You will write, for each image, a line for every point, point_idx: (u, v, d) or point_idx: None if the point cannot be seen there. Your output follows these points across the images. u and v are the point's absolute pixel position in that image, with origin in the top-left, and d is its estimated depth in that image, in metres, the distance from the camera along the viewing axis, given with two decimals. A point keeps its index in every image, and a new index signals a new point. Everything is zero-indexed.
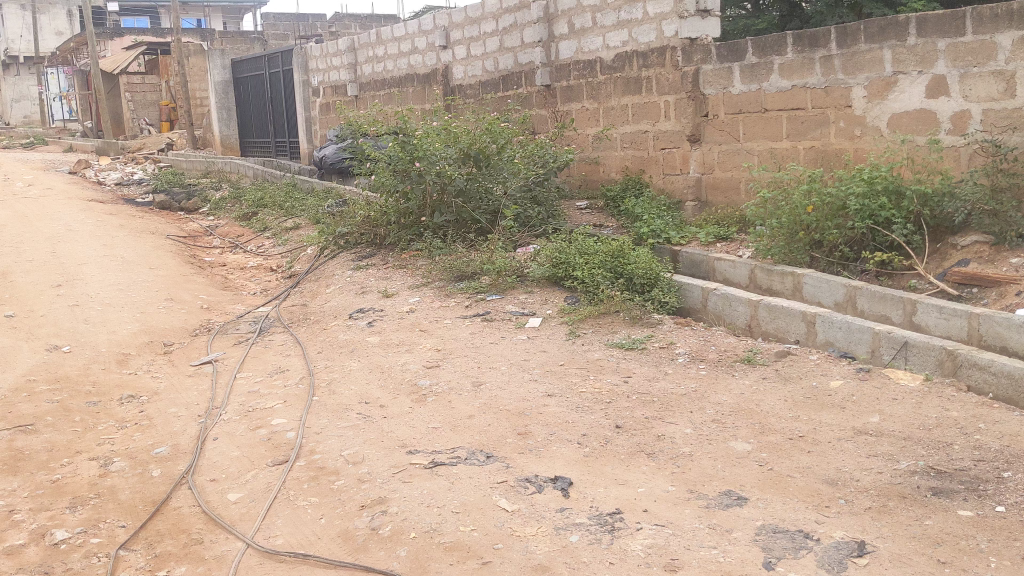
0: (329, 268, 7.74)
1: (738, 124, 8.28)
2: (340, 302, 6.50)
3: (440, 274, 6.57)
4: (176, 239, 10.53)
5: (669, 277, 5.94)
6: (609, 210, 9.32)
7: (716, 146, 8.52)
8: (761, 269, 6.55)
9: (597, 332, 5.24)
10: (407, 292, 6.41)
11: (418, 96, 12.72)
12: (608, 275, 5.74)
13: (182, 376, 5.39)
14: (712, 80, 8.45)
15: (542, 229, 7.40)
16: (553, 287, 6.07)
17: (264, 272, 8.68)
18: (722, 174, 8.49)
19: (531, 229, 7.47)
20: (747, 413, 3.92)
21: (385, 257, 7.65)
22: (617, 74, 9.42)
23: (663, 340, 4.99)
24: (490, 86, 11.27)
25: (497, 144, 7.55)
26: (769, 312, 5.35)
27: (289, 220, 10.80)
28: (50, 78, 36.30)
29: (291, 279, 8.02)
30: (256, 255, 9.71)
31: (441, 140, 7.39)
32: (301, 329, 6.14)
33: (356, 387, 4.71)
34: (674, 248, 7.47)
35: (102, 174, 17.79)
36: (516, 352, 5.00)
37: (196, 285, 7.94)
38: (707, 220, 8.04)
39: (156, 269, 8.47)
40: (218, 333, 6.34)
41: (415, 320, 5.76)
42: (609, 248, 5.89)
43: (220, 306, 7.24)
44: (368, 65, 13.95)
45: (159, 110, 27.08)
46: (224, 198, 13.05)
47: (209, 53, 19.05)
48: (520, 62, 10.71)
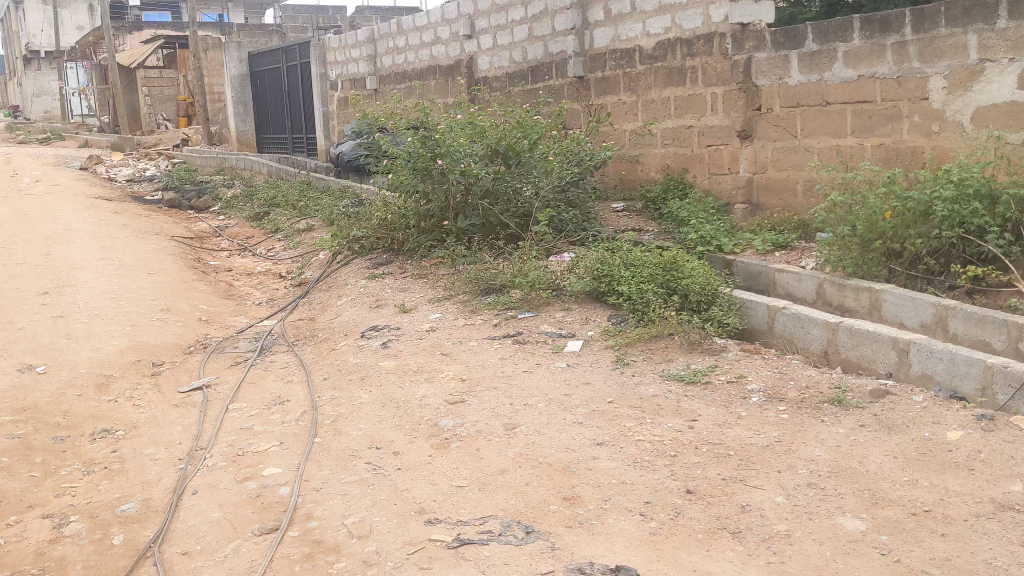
0: (342, 277, 7.00)
1: (795, 119, 7.48)
2: (351, 318, 5.76)
3: (465, 286, 5.82)
4: (182, 240, 9.83)
5: (728, 294, 5.16)
6: (648, 212, 8.55)
7: (770, 143, 7.71)
8: (830, 283, 5.74)
9: (650, 360, 4.46)
10: (428, 307, 5.66)
11: (441, 89, 11.98)
12: (660, 292, 4.97)
13: (167, 406, 4.66)
14: (766, 70, 7.65)
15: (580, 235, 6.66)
16: (594, 304, 5.30)
17: (272, 279, 7.96)
18: (777, 174, 7.68)
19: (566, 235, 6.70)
20: (850, 475, 3.14)
21: (403, 264, 6.90)
22: (658, 64, 8.64)
23: (730, 373, 4.21)
24: (518, 78, 10.50)
25: (529, 139, 6.69)
26: (851, 337, 4.56)
27: (302, 221, 10.07)
28: (70, 73, 35.92)
29: (300, 288, 7.29)
30: (266, 259, 9.00)
31: (467, 134, 6.64)
32: (307, 348, 5.41)
33: (366, 426, 3.96)
34: (727, 256, 6.67)
35: (113, 171, 17.17)
36: (555, 385, 4.24)
37: (196, 293, 7.22)
38: (761, 225, 7.24)
39: (154, 275, 7.77)
40: (214, 351, 5.62)
41: (436, 341, 5.00)
42: (660, 260, 5.12)
43: (219, 318, 6.51)
44: (388, 57, 13.23)
45: (176, 106, 26.50)
46: (236, 196, 12.36)
47: (225, 45, 18.41)
48: (550, 52, 9.94)
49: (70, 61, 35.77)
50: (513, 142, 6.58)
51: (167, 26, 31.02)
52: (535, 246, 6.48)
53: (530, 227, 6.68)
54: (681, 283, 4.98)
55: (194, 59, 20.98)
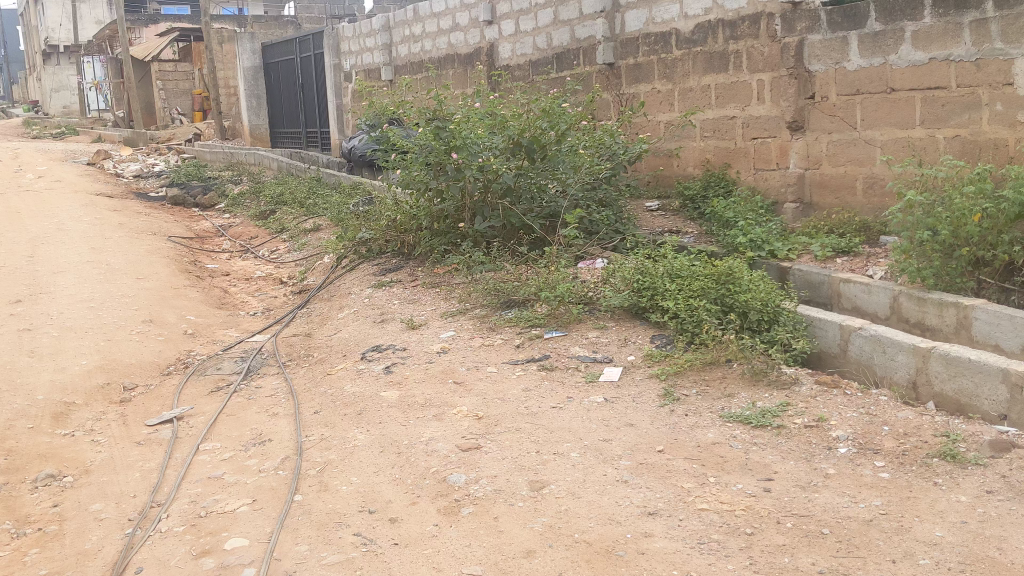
0: (346, 284, 6.25)
1: (854, 108, 6.66)
2: (353, 335, 5.02)
3: (483, 298, 5.07)
4: (180, 240, 9.14)
5: (793, 311, 4.39)
6: (687, 211, 7.77)
7: (825, 135, 6.90)
8: (907, 296, 4.93)
9: (706, 395, 3.69)
10: (441, 322, 4.91)
11: (460, 80, 11.22)
12: (714, 310, 4.20)
13: (129, 444, 3.94)
14: (821, 53, 6.83)
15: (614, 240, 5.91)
16: (634, 321, 4.54)
17: (272, 285, 7.24)
18: (832, 170, 6.87)
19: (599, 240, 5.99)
20: (991, 569, 2.36)
21: (414, 270, 6.16)
22: (698, 49, 7.87)
23: (808, 414, 3.43)
24: (543, 66, 9.73)
25: (556, 130, 5.89)
26: (948, 367, 3.75)
27: (310, 221, 9.35)
28: (88, 68, 35.45)
29: (301, 296, 6.56)
30: (268, 262, 8.30)
31: (486, 125, 5.88)
32: (299, 371, 4.67)
33: (360, 480, 3.21)
34: (782, 263, 5.86)
35: (120, 167, 16.54)
36: (592, 426, 3.48)
37: (185, 302, 6.51)
38: (817, 227, 6.43)
39: (142, 280, 7.07)
40: (194, 372, 4.89)
41: (449, 365, 4.25)
42: (714, 272, 4.35)
43: (208, 332, 5.79)
44: (404, 45, 12.49)
45: (192, 100, 25.90)
46: (243, 193, 11.67)
47: (237, 36, 17.75)
48: (577, 37, 9.17)
49: (88, 56, 35.29)
50: (538, 133, 5.80)
51: (184, 19, 30.44)
52: (563, 252, 5.72)
53: (557, 230, 5.91)
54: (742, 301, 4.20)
55: (208, 51, 20.34)
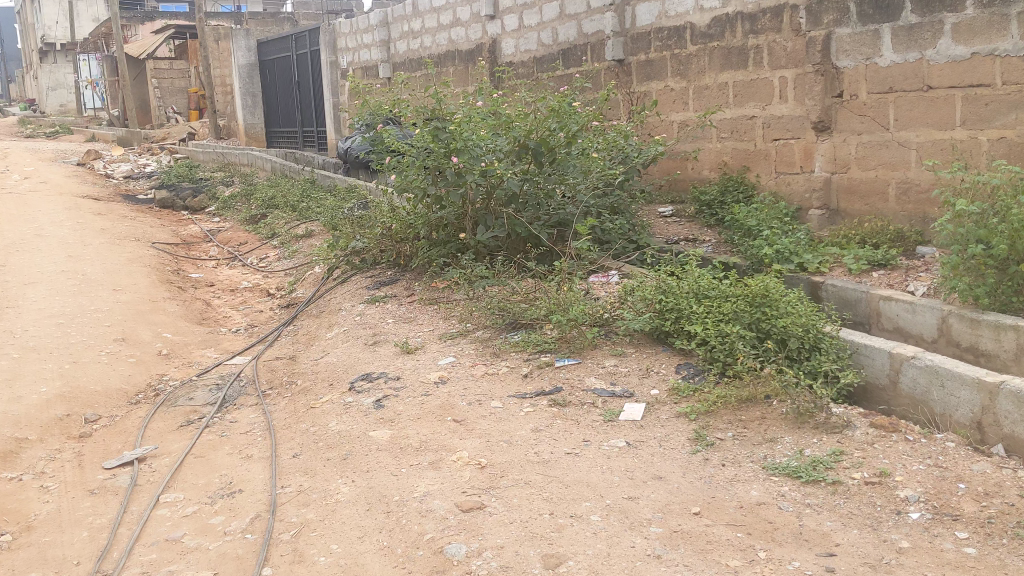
0: (336, 299, 5.75)
1: (886, 108, 6.16)
2: (341, 359, 4.52)
3: (486, 318, 4.57)
4: (164, 247, 8.63)
5: (837, 337, 3.89)
6: (703, 218, 7.27)
7: (854, 135, 6.39)
8: (958, 316, 4.41)
9: (744, 441, 3.19)
10: (439, 346, 4.41)
11: (461, 77, 10.72)
12: (749, 337, 3.69)
13: (81, 493, 3.44)
14: (850, 48, 6.33)
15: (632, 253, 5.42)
16: (657, 347, 4.04)
17: (258, 297, 6.74)
18: (861, 174, 6.37)
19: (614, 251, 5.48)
20: None
21: (410, 283, 5.66)
22: (714, 43, 7.37)
23: (866, 467, 2.93)
24: (548, 63, 9.22)
25: (565, 131, 5.34)
26: (1018, 407, 3.20)
27: (302, 226, 8.85)
28: (83, 66, 34.92)
29: (288, 311, 6.06)
30: (256, 270, 7.80)
31: (489, 125, 5.37)
32: (280, 403, 4.17)
33: (341, 549, 2.71)
34: (813, 276, 5.35)
35: (111, 167, 16.04)
36: (614, 478, 2.98)
37: (162, 317, 6.00)
38: (847, 236, 5.93)
39: (118, 292, 6.56)
40: (164, 402, 4.39)
41: (448, 399, 3.75)
42: (749, 293, 3.84)
43: (184, 353, 5.30)
44: (402, 42, 11.98)
45: (188, 99, 25.35)
46: (234, 195, 11.16)
47: (232, 33, 17.24)
48: (584, 32, 8.67)
49: (84, 53, 34.73)
50: (545, 135, 5.29)
51: (180, 15, 29.86)
52: (573, 265, 5.22)
53: (566, 240, 5.41)
54: (781, 327, 3.70)
55: (202, 48, 19.82)
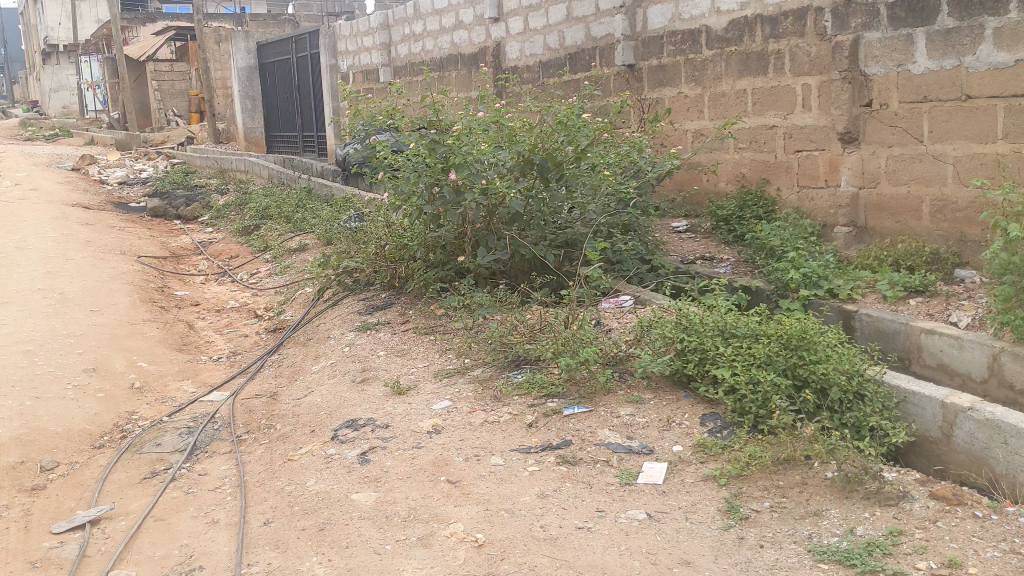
0: (325, 325, 5.31)
1: (920, 119, 5.71)
2: (326, 399, 4.07)
3: (486, 353, 4.13)
4: (150, 261, 8.21)
5: (883, 383, 3.45)
6: (720, 234, 6.82)
7: (884, 148, 5.95)
8: (1012, 355, 3.95)
9: (783, 514, 2.75)
10: (434, 385, 3.96)
11: (463, 83, 10.28)
12: (786, 386, 3.26)
13: (20, 565, 3.00)
14: (880, 54, 5.88)
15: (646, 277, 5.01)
16: (679, 391, 3.60)
17: (245, 319, 6.31)
18: (891, 190, 5.92)
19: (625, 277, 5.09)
20: None
21: (405, 308, 5.23)
22: (731, 48, 6.94)
23: (931, 553, 2.48)
24: (555, 68, 8.78)
25: (575, 144, 4.89)
26: None
27: (296, 239, 8.40)
28: (85, 67, 34.57)
29: (274, 337, 5.63)
30: (246, 288, 7.37)
31: (492, 138, 4.93)
32: (256, 453, 3.73)
33: None
34: (845, 303, 4.90)
35: (106, 172, 15.63)
36: (633, 564, 2.53)
37: (139, 344, 5.56)
38: (879, 258, 5.48)
39: (95, 314, 6.13)
40: (128, 448, 3.95)
41: (442, 454, 3.31)
42: (784, 334, 3.40)
43: (159, 385, 4.86)
44: (404, 45, 11.55)
45: (188, 101, 24.92)
46: (227, 204, 10.73)
47: (231, 35, 16.84)
48: (593, 35, 8.23)
49: (85, 54, 34.32)
50: (552, 150, 4.83)
51: (181, 16, 29.44)
52: (583, 292, 4.78)
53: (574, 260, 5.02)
54: (822, 377, 3.24)
55: (201, 50, 19.40)
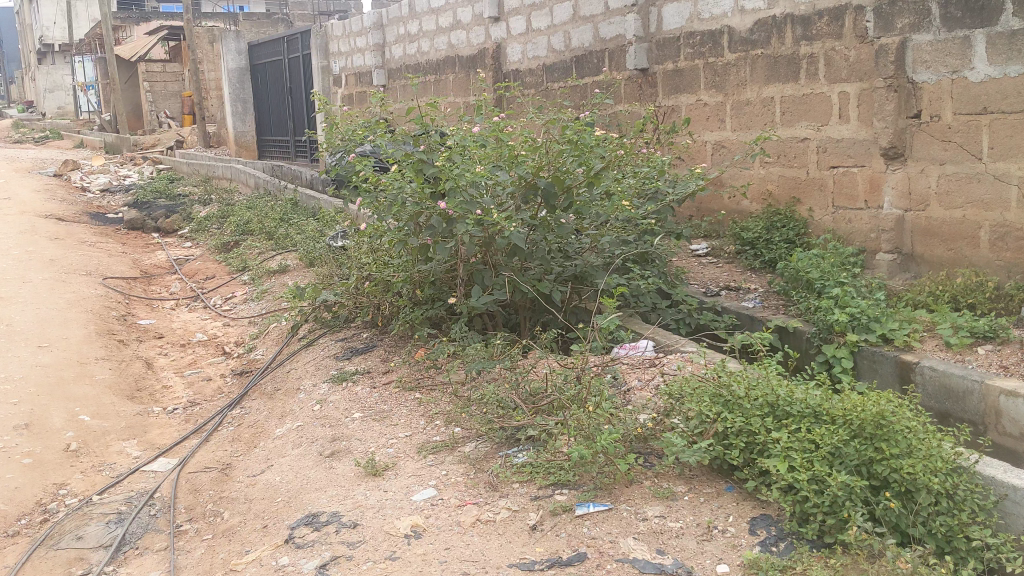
0: (296, 372, 4.59)
1: (978, 133, 4.99)
2: (285, 478, 3.36)
3: (478, 421, 3.42)
4: (117, 284, 7.50)
5: (979, 479, 2.72)
6: (745, 259, 6.11)
7: (936, 165, 5.23)
8: None
9: None
10: (416, 463, 3.24)
11: (461, 87, 9.56)
12: (861, 488, 2.55)
13: None
14: (930, 59, 5.16)
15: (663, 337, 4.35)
16: (720, 482, 2.88)
17: (212, 356, 5.60)
18: (943, 213, 5.21)
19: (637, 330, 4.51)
20: None
21: (388, 352, 4.51)
22: (757, 52, 6.24)
23: None
24: (560, 72, 8.08)
25: (586, 165, 4.17)
26: None
27: (277, 259, 7.69)
28: (78, 67, 33.87)
29: (240, 383, 4.91)
30: (218, 316, 6.65)
31: (488, 156, 4.21)
32: (194, 554, 3.01)
33: None
34: (901, 350, 4.17)
35: (88, 179, 14.92)
36: None
37: (85, 390, 4.85)
38: (934, 294, 4.76)
39: (40, 351, 5.42)
40: (43, 540, 3.24)
41: (421, 570, 2.59)
42: (856, 419, 2.69)
43: (99, 447, 4.15)
44: (398, 46, 10.85)
45: (181, 103, 24.19)
46: (209, 216, 10.03)
47: (221, 35, 16.15)
48: (601, 36, 7.53)
49: (79, 54, 33.57)
50: (560, 172, 4.11)
51: (175, 16, 28.73)
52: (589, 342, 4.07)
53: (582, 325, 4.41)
54: (909, 479, 2.54)
55: (192, 51, 18.71)
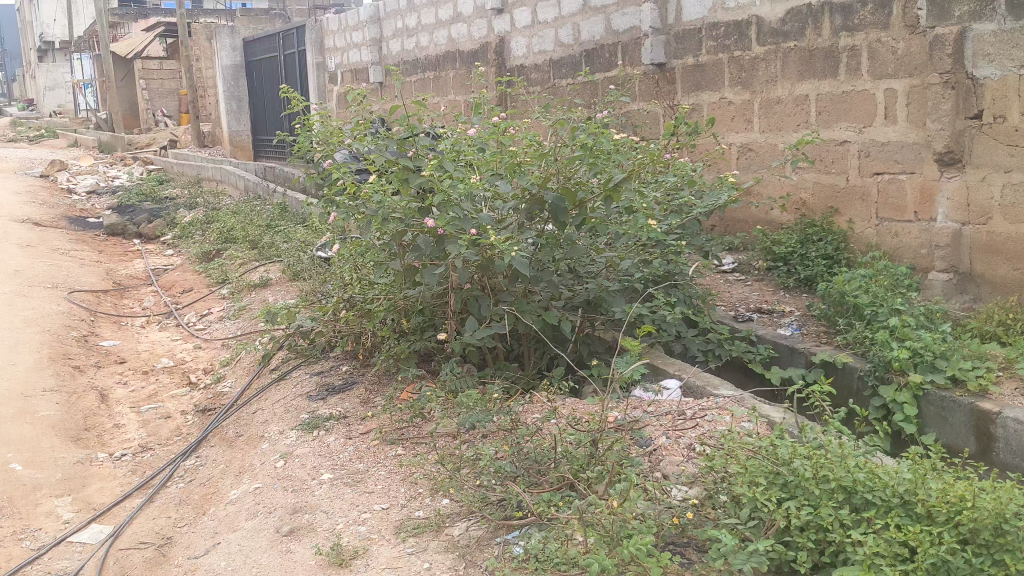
0: (262, 415, 3.92)
1: None
2: (232, 565, 2.71)
3: (471, 491, 2.76)
4: (84, 298, 6.86)
5: None
6: (777, 276, 5.46)
7: (1000, 173, 4.56)
8: None
9: None
10: (392, 550, 2.58)
11: (462, 85, 8.92)
12: None
13: None
14: (995, 51, 4.47)
15: (691, 380, 3.72)
16: None
17: (176, 387, 4.95)
18: (1009, 227, 4.55)
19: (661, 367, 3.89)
20: None
21: (369, 392, 3.86)
22: (789, 44, 5.59)
23: None
24: (568, 68, 7.41)
25: (602, 175, 3.51)
26: None
27: (259, 271, 7.04)
28: (75, 65, 33.26)
29: (200, 423, 4.26)
30: (190, 336, 6.01)
31: (486, 163, 3.55)
32: None
33: None
34: (973, 395, 3.51)
35: (74, 181, 14.30)
36: None
37: (22, 430, 4.20)
38: (1005, 323, 4.09)
39: None
40: None
41: None
42: (964, 518, 2.06)
43: (24, 507, 3.49)
44: (396, 41, 10.21)
45: (179, 101, 23.55)
46: (193, 222, 9.39)
47: (214, 31, 15.51)
48: (614, 28, 6.87)
49: (77, 52, 32.93)
50: (571, 184, 3.46)
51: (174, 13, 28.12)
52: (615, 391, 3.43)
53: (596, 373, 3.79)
54: None
55: (186, 48, 18.09)
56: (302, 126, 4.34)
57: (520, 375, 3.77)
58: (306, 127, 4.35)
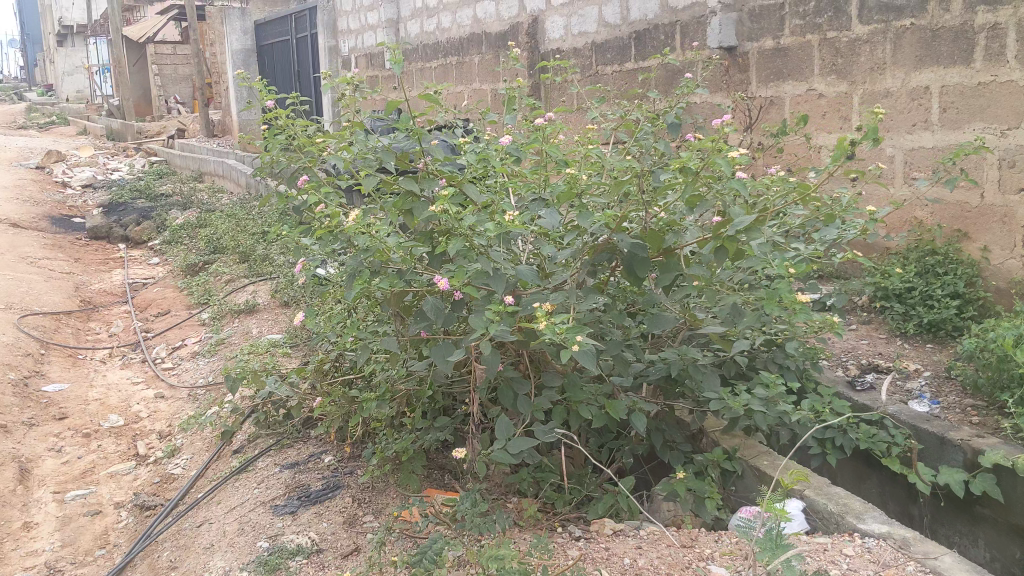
0: (207, 534, 2.82)
1: None
2: None
3: None
4: (38, 322, 5.79)
5: None
6: (891, 319, 4.21)
7: None
8: None
9: None
10: None
11: (489, 72, 7.77)
12: None
13: None
14: None
15: (819, 507, 2.60)
16: None
17: (120, 461, 3.86)
18: None
19: (770, 476, 2.77)
20: None
21: (357, 506, 2.73)
22: (902, 21, 4.35)
23: None
24: (614, 52, 6.25)
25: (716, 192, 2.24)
26: None
27: (247, 291, 5.95)
28: (90, 49, 32.33)
29: (133, 530, 3.17)
30: (155, 380, 4.93)
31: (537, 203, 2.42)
32: None
33: None
34: None
35: (70, 174, 13.28)
36: None
37: None
38: None
39: None
40: None
41: None
42: None
43: None
44: (414, 22, 9.06)
45: (192, 87, 22.51)
46: (184, 225, 8.30)
47: (224, 13, 14.44)
48: (671, 5, 5.68)
49: (92, 38, 32.06)
50: (658, 222, 2.26)
51: None
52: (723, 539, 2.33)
53: (679, 487, 2.69)
54: None
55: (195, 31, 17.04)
56: (270, 129, 3.18)
57: (566, 491, 2.67)
58: (275, 130, 3.20)
